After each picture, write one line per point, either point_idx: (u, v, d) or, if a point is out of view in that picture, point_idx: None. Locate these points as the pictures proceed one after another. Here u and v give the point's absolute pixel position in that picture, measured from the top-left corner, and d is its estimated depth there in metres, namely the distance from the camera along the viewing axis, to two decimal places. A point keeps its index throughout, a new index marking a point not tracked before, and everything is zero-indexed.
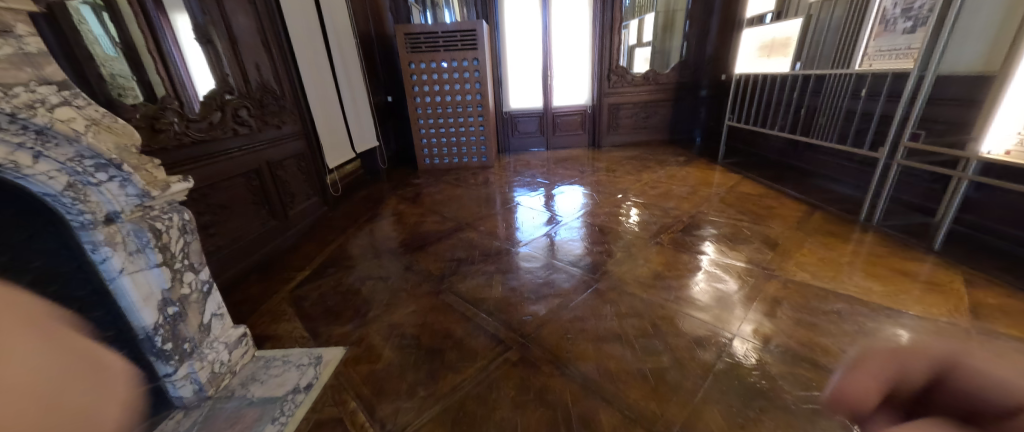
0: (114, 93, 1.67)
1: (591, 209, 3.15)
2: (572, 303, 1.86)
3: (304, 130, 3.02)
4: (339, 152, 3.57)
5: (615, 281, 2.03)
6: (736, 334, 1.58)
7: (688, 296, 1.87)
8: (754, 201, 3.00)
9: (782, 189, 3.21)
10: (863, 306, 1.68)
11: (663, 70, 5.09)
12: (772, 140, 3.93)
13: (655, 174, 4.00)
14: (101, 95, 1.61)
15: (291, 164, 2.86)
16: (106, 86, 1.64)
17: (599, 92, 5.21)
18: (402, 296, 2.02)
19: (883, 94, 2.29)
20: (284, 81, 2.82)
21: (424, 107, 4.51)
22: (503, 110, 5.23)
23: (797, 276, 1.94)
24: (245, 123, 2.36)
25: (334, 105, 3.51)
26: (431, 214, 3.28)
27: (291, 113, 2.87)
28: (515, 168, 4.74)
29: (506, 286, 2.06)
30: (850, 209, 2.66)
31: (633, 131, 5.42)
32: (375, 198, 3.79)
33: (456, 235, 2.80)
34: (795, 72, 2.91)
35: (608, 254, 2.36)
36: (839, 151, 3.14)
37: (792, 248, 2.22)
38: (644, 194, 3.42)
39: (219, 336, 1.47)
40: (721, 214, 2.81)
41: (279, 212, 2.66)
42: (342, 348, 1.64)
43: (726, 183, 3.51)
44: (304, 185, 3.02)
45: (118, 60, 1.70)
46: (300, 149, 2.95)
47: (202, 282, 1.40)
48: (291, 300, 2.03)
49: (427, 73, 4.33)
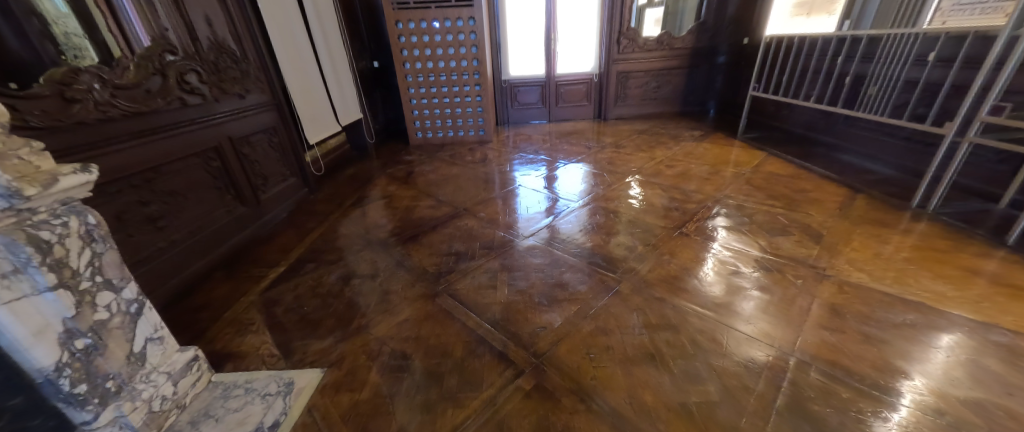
0: (68, 53, 1.49)
1: (603, 192, 2.83)
2: (591, 310, 1.58)
3: (275, 100, 2.62)
4: (321, 125, 3.18)
5: (639, 281, 1.75)
6: (794, 354, 1.31)
7: (728, 303, 1.58)
8: (784, 183, 2.69)
9: (813, 169, 2.90)
10: (939, 317, 1.42)
11: (678, 34, 4.63)
12: (799, 112, 3.58)
13: (670, 151, 3.65)
14: (47, 56, 1.42)
15: (260, 140, 2.48)
16: (58, 45, 1.47)
17: (606, 58, 4.75)
18: (391, 301, 1.73)
19: (959, 58, 1.94)
20: (246, 40, 2.39)
21: (415, 74, 4.06)
22: (502, 78, 4.79)
23: (852, 276, 1.66)
24: (198, 91, 1.97)
25: (312, 70, 3.07)
26: (424, 197, 2.94)
27: (256, 79, 2.46)
28: (515, 142, 4.37)
29: (512, 288, 1.77)
30: (897, 194, 2.36)
31: (642, 103, 5.02)
32: (363, 177, 3.44)
33: (452, 224, 2.48)
34: (843, 32, 2.58)
35: (626, 247, 2.06)
36: (880, 125, 2.81)
37: (840, 241, 1.93)
38: (659, 174, 3.09)
39: (160, 365, 1.17)
40: (749, 198, 2.51)
41: (248, 197, 2.31)
42: (318, 371, 1.35)
43: (750, 162, 3.18)
44: (279, 164, 2.65)
45: (71, 18, 1.54)
46: (271, 122, 2.57)
47: (129, 302, 1.10)
48: (260, 305, 1.72)
49: (416, 34, 3.85)
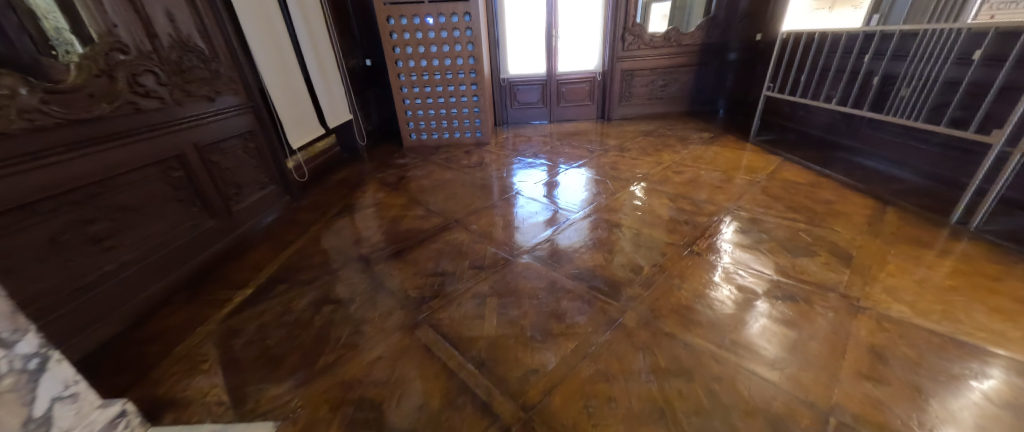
0: (60, 50, 1.47)
1: (606, 202, 2.61)
2: (591, 348, 1.38)
3: (251, 102, 2.42)
4: (305, 127, 2.98)
5: (645, 312, 1.54)
6: (832, 413, 1.10)
7: (748, 340, 1.38)
8: (804, 192, 2.47)
9: (835, 176, 2.67)
10: (1002, 365, 1.20)
11: (686, 30, 4.38)
12: (817, 114, 3.34)
13: (678, 155, 3.43)
14: (25, 52, 1.36)
15: (233, 146, 2.28)
16: (49, 41, 1.44)
17: (610, 56, 4.51)
18: (365, 332, 1.53)
19: (1011, 56, 1.71)
20: (217, 37, 2.18)
21: (408, 73, 3.85)
22: (501, 77, 4.58)
23: (893, 310, 1.44)
24: (154, 94, 1.77)
25: (295, 69, 2.87)
26: (413, 206, 2.74)
27: (229, 80, 2.25)
28: (513, 144, 4.15)
29: (502, 318, 1.57)
30: (932, 207, 2.14)
31: (647, 102, 4.78)
32: (351, 183, 3.24)
33: (441, 238, 2.27)
34: (870, 28, 2.37)
35: (630, 267, 1.85)
36: (910, 129, 2.59)
37: (873, 263, 1.71)
38: (666, 181, 2.86)
39: (71, 428, 0.97)
40: (766, 210, 2.29)
41: (218, 208, 2.12)
42: (269, 426, 1.16)
43: (764, 167, 2.95)
44: (255, 171, 2.45)
45: (59, 13, 1.48)
46: (246, 126, 2.37)
47: (27, 357, 0.89)
48: (218, 336, 1.53)
49: (409, 30, 3.64)
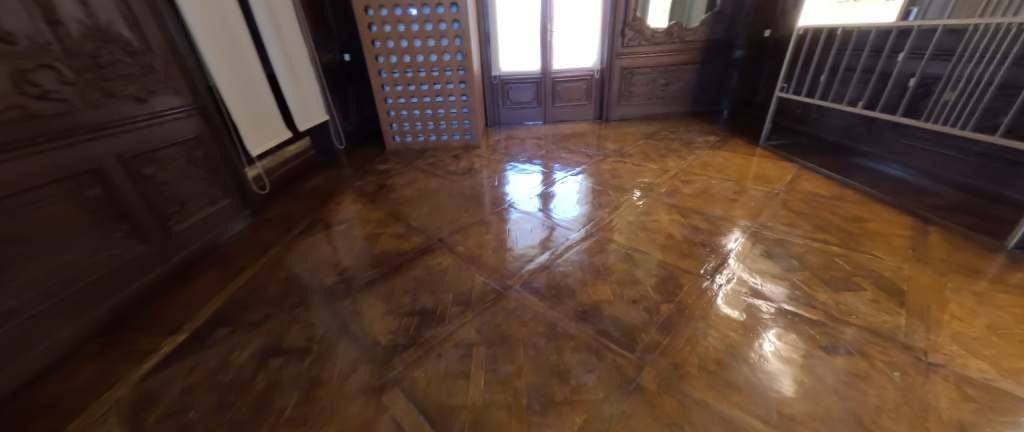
0: None
1: (609, 217, 2.32)
2: (603, 425, 1.09)
3: (196, 103, 2.08)
4: (268, 131, 2.62)
5: (668, 369, 1.25)
6: None
7: (801, 412, 1.09)
8: (831, 207, 2.20)
9: (860, 188, 2.41)
10: None
11: (690, 25, 4.09)
12: (834, 117, 3.09)
13: (684, 161, 3.15)
14: None
15: (173, 155, 1.95)
16: None
17: (609, 52, 4.21)
18: (317, 399, 1.21)
19: None
20: (149, 27, 1.84)
21: (389, 70, 3.51)
22: (491, 74, 4.25)
23: (972, 369, 1.17)
24: (54, 94, 1.44)
25: (254, 64, 2.50)
26: (391, 221, 2.42)
27: (166, 77, 1.92)
28: (505, 147, 3.84)
29: (491, 378, 1.26)
30: (978, 227, 1.89)
31: (648, 102, 4.50)
32: (325, 192, 2.90)
33: (421, 264, 1.96)
34: (904, 23, 2.11)
35: (644, 304, 1.56)
36: (942, 137, 2.38)
37: (931, 302, 1.44)
38: (675, 192, 2.58)
39: None
40: (792, 229, 2.01)
41: (151, 231, 1.79)
42: None
43: (780, 176, 2.69)
44: (203, 183, 2.11)
45: None
46: (190, 131, 2.04)
47: None
48: (128, 407, 1.22)
49: (389, 23, 3.30)
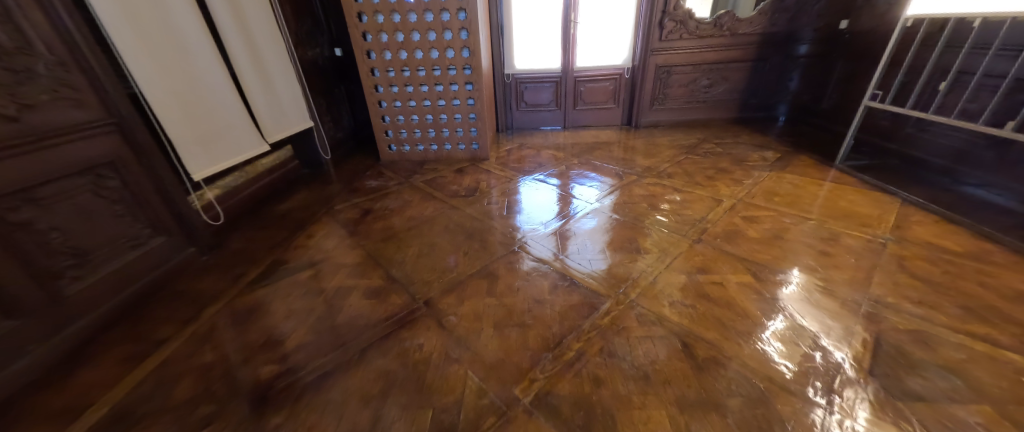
0: None
1: (653, 272, 1.73)
2: None
3: (108, 118, 1.57)
4: (221, 147, 2.12)
5: None
6: None
7: None
8: (973, 272, 1.57)
9: (1005, 240, 1.75)
10: None
11: (746, 15, 3.40)
12: (942, 134, 2.39)
13: (740, 186, 2.52)
14: None
15: (70, 187, 1.46)
16: None
17: (643, 48, 3.56)
18: None
19: None
20: (31, 16, 1.33)
21: (383, 68, 2.98)
22: (504, 72, 3.67)
23: None
24: None
25: (202, 63, 1.99)
26: (368, 268, 1.88)
27: (59, 86, 1.42)
28: (518, 160, 3.27)
29: None
30: None
31: (685, 106, 3.85)
32: (297, 219, 2.39)
33: (395, 346, 1.41)
34: None
35: None
36: None
37: None
38: (736, 234, 1.97)
39: None
40: (927, 310, 1.39)
41: (25, 299, 1.31)
42: None
43: (877, 215, 2.04)
44: (120, 222, 1.63)
45: None
46: (101, 156, 1.54)
47: None
48: None
49: (383, 11, 2.75)
